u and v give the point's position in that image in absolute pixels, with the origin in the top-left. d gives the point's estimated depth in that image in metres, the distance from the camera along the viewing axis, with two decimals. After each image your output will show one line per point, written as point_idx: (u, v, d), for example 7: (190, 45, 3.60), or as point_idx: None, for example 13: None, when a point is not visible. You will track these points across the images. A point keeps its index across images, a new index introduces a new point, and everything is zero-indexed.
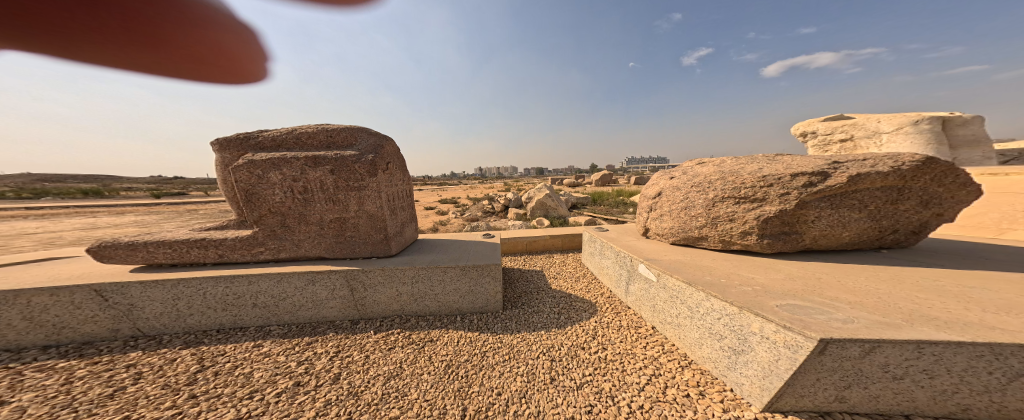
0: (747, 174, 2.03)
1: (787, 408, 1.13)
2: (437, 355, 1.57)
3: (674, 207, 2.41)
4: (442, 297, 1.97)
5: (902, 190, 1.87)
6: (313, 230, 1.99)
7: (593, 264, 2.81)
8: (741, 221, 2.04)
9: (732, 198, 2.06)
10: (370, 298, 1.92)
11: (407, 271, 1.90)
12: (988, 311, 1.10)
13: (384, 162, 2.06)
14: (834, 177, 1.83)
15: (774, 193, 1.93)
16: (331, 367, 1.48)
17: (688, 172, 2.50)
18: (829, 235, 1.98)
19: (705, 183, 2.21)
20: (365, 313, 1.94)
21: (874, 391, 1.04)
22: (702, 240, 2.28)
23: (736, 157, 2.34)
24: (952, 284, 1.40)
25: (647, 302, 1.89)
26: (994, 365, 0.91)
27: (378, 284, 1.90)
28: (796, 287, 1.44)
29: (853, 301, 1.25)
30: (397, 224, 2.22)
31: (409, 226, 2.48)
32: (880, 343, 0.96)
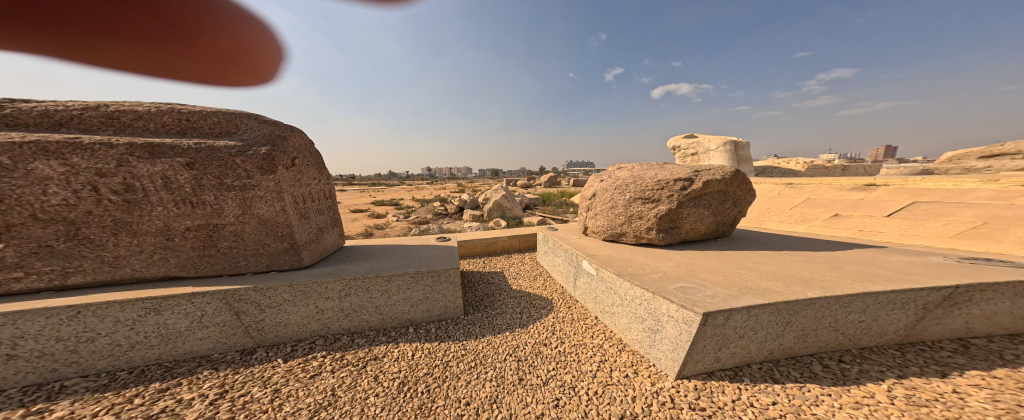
0: (649, 179, 2.50)
1: (689, 373, 1.42)
2: (386, 373, 1.42)
3: (604, 207, 2.81)
4: (384, 309, 1.77)
5: (727, 193, 2.58)
6: (155, 241, 1.50)
7: (546, 263, 3.00)
8: (646, 218, 2.50)
9: (639, 199, 2.52)
10: (275, 320, 1.58)
11: (334, 284, 1.64)
12: (798, 279, 1.59)
13: (287, 157, 1.70)
14: (696, 182, 2.41)
15: (665, 195, 2.42)
16: (214, 413, 1.15)
17: (612, 176, 2.93)
18: (696, 227, 2.60)
19: (624, 185, 2.64)
20: (263, 340, 1.59)
21: (732, 348, 1.40)
22: (623, 235, 2.69)
23: (642, 165, 2.85)
24: (788, 259, 1.99)
25: (590, 294, 2.12)
26: (793, 314, 1.35)
27: (284, 303, 1.58)
28: (695, 273, 1.82)
29: (723, 281, 1.65)
30: (310, 229, 1.89)
31: (329, 233, 2.14)
32: (730, 312, 1.29)
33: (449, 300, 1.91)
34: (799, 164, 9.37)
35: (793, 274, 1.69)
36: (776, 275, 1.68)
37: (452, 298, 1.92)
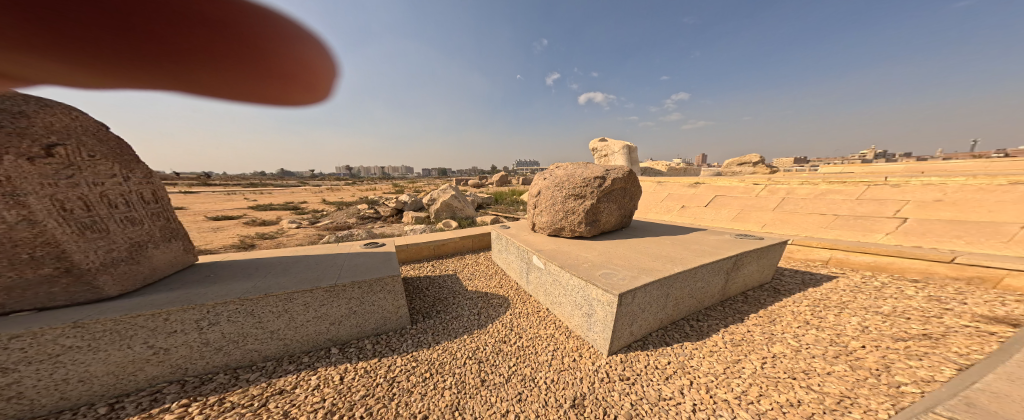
0: (577, 177, 2.71)
1: (617, 349, 1.54)
2: (304, 405, 1.22)
3: (541, 202, 2.96)
4: (279, 335, 1.46)
5: (631, 190, 3.01)
6: None
7: (494, 261, 2.98)
8: (576, 213, 2.70)
9: (569, 194, 2.71)
10: (53, 377, 1.09)
11: (193, 313, 1.26)
12: (699, 255, 1.87)
13: (35, 142, 1.17)
14: (610, 180, 2.72)
15: (589, 191, 2.66)
16: None
17: (551, 174, 3.07)
18: (613, 220, 2.94)
19: (557, 181, 2.83)
20: (43, 406, 1.10)
21: (641, 320, 1.59)
22: (562, 230, 2.81)
23: (570, 164, 3.08)
24: (697, 237, 2.33)
25: (542, 288, 2.10)
26: (672, 287, 1.66)
27: (81, 349, 1.11)
28: (626, 257, 2.00)
29: (645, 263, 1.81)
30: (117, 247, 1.36)
31: (165, 251, 1.61)
32: (635, 289, 1.46)
33: (383, 313, 1.70)
34: (661, 165, 11.88)
35: (663, 253, 1.96)
36: (660, 255, 1.95)
37: (387, 310, 1.71)
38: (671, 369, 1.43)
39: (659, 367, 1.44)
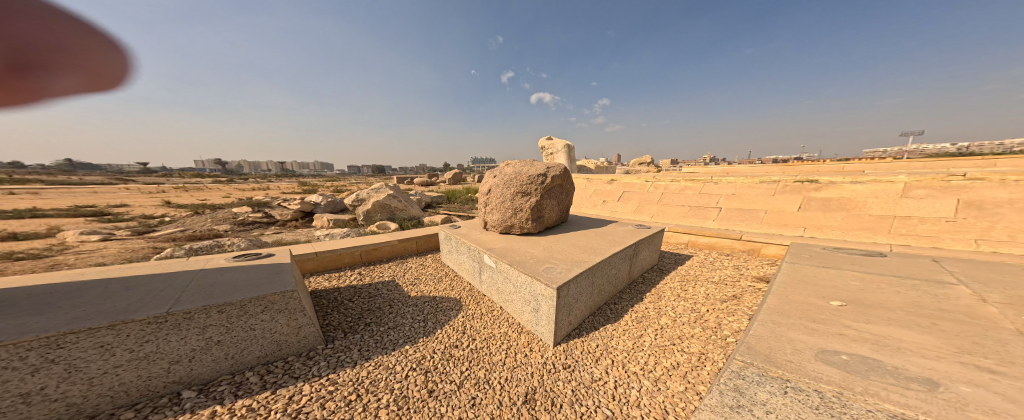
0: (523, 174, 2.79)
1: (560, 338, 1.62)
2: None
3: (489, 200, 2.97)
4: (39, 398, 0.98)
5: (568, 186, 3.28)
6: None
7: (445, 263, 2.86)
8: (524, 210, 2.79)
9: (516, 191, 2.77)
10: None
11: None
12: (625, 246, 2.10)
13: None
14: (554, 177, 2.90)
15: (535, 188, 2.77)
16: None
17: (497, 172, 3.09)
18: (556, 215, 3.15)
19: (502, 178, 2.87)
20: None
21: (575, 308, 1.71)
22: (511, 227, 2.87)
23: (514, 161, 3.16)
24: (627, 228, 2.60)
25: (494, 287, 2.08)
26: (597, 275, 1.84)
27: None
28: (568, 250, 2.11)
29: (582, 256, 1.96)
30: None
31: None
32: (567, 283, 1.56)
33: (258, 342, 1.38)
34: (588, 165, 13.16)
35: (589, 245, 2.15)
36: (585, 247, 2.14)
37: (264, 339, 1.39)
38: (604, 353, 1.53)
39: (593, 352, 1.54)
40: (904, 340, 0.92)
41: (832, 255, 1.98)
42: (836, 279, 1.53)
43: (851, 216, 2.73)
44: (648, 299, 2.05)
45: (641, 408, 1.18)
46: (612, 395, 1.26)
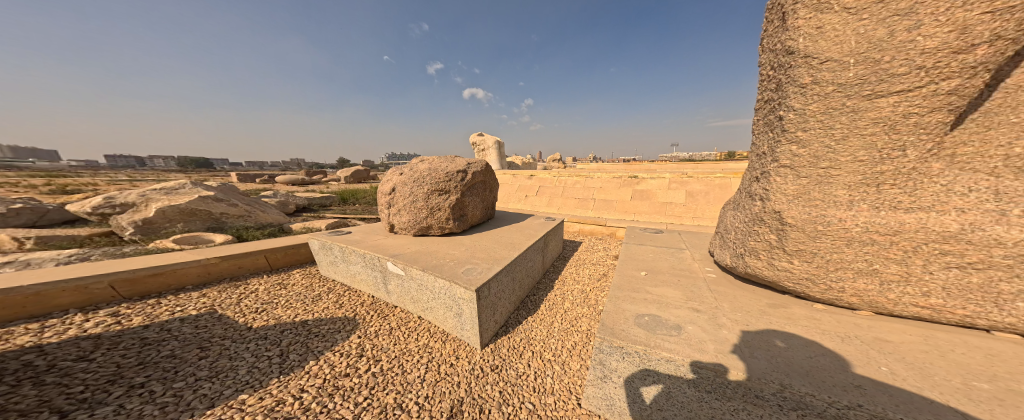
0: (439, 171, 2.70)
1: (487, 339, 1.67)
2: None
3: (401, 200, 2.75)
4: None
5: (491, 183, 3.30)
6: None
7: (337, 276, 2.50)
8: (442, 209, 2.72)
9: (433, 190, 2.67)
10: None
11: None
12: (539, 239, 2.27)
13: None
14: (473, 174, 2.89)
15: (453, 186, 2.72)
16: None
17: (410, 168, 2.91)
18: (479, 213, 3.16)
19: (416, 176, 2.71)
20: None
21: (498, 306, 1.77)
22: (429, 228, 2.78)
23: (434, 157, 3.06)
24: (539, 221, 2.83)
25: (406, 296, 1.99)
26: (514, 270, 1.93)
27: None
28: (488, 249, 2.18)
29: (501, 253, 2.04)
30: None
31: None
32: (485, 284, 1.60)
33: None
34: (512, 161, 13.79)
35: (510, 241, 2.27)
36: (509, 242, 2.24)
37: None
38: (526, 347, 1.63)
39: (516, 348, 1.62)
40: (685, 299, 1.42)
41: (642, 235, 2.58)
42: (647, 256, 2.02)
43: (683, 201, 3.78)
44: (557, 286, 2.27)
45: (556, 396, 1.30)
46: (533, 387, 1.36)
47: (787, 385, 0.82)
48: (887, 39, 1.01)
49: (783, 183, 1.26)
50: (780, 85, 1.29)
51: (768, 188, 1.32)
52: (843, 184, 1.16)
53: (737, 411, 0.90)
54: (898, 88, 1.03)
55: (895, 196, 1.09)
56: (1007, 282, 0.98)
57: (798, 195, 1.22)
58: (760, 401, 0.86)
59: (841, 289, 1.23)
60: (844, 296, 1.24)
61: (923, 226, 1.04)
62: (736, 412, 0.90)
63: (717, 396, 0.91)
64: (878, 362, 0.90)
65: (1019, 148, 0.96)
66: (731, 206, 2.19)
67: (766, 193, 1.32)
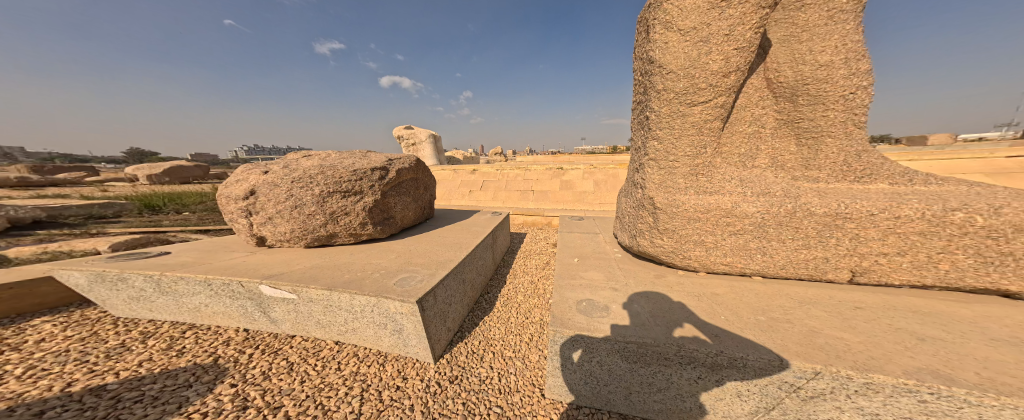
0: (342, 169, 2.34)
1: (443, 351, 1.63)
2: None
3: (290, 207, 2.27)
4: None
5: (419, 179, 3.07)
6: None
7: (180, 316, 2.17)
8: (353, 213, 2.42)
9: (338, 193, 2.31)
10: None
11: None
12: (481, 235, 2.28)
13: None
14: (391, 171, 2.64)
15: (365, 186, 2.43)
16: None
17: (290, 165, 2.45)
18: (408, 214, 2.94)
19: (308, 178, 2.27)
20: None
21: (451, 314, 1.76)
22: (333, 236, 2.45)
23: (338, 153, 2.69)
24: (484, 217, 2.85)
25: (304, 321, 1.98)
26: (465, 275, 1.93)
27: None
28: (428, 255, 2.15)
29: (443, 258, 2.01)
30: None
31: None
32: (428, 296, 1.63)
33: None
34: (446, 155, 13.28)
35: (454, 241, 2.21)
36: (452, 242, 2.19)
37: None
38: (486, 349, 1.65)
39: (477, 352, 1.63)
40: (608, 279, 1.69)
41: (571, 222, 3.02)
42: (577, 241, 2.31)
43: (595, 188, 4.50)
44: (508, 280, 2.37)
45: (522, 394, 1.36)
46: (499, 389, 1.40)
47: (683, 344, 1.08)
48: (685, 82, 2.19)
49: (653, 172, 2.30)
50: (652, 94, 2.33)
51: (645, 177, 2.35)
52: (679, 174, 2.25)
53: (657, 373, 1.13)
54: (692, 111, 2.19)
55: (698, 184, 2.20)
56: (751, 240, 1.90)
57: (659, 182, 2.23)
58: (668, 361, 1.11)
59: (688, 257, 2.04)
60: (686, 256, 2.04)
61: (716, 205, 1.91)
62: (655, 374, 1.13)
63: (641, 364, 1.15)
64: (741, 322, 1.27)
65: (721, 159, 2.37)
66: (622, 194, 2.67)
67: (644, 184, 2.31)
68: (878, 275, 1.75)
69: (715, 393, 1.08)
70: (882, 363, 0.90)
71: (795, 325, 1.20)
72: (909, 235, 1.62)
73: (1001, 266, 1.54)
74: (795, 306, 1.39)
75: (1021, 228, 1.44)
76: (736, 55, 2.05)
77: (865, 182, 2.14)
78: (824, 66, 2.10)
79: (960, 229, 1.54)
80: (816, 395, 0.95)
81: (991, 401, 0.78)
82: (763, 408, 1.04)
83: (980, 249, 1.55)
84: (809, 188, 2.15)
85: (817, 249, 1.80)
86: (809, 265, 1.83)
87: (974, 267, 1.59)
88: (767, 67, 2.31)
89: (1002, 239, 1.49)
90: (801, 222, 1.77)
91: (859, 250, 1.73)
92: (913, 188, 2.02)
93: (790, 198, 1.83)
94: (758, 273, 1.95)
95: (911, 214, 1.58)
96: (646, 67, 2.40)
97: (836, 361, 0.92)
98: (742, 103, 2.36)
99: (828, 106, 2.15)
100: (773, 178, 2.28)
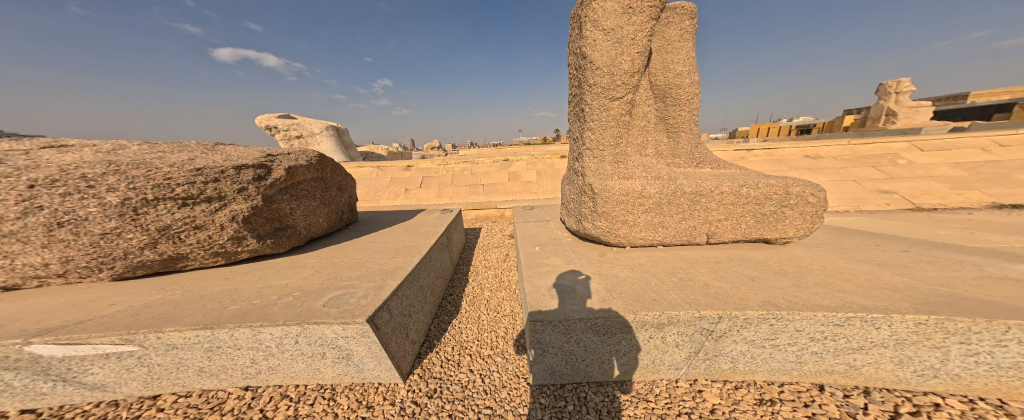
0: (167, 166, 1.57)
1: (408, 367, 1.52)
2: None
3: (47, 227, 1.38)
4: None
5: (325, 180, 2.44)
6: None
7: None
8: (212, 227, 1.70)
9: (170, 200, 1.56)
10: None
11: None
12: (423, 237, 2.10)
13: None
14: (275, 170, 1.99)
15: (228, 189, 1.73)
16: None
17: (25, 158, 1.46)
18: (314, 222, 2.30)
19: (84, 181, 1.41)
20: None
21: (410, 325, 1.62)
22: (179, 260, 1.70)
23: (153, 146, 1.79)
24: (430, 216, 2.66)
25: (168, 373, 1.55)
26: (421, 281, 1.78)
27: None
28: (354, 265, 1.82)
29: (377, 267, 1.75)
30: None
31: None
32: (381, 309, 1.44)
33: None
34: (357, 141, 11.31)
35: (398, 246, 1.97)
36: (395, 247, 1.95)
37: None
38: (461, 353, 1.67)
39: (452, 358, 1.63)
40: (568, 262, 1.88)
41: (524, 213, 3.34)
42: (535, 231, 2.48)
43: (539, 178, 4.87)
44: (472, 277, 2.50)
45: (508, 388, 1.45)
46: (485, 390, 1.43)
47: (638, 312, 1.35)
48: (612, 74, 2.38)
49: (589, 160, 2.59)
50: (583, 83, 2.51)
51: (583, 166, 2.63)
52: (606, 162, 2.59)
53: (621, 340, 1.40)
54: (612, 106, 2.49)
55: (617, 170, 2.62)
56: (655, 217, 2.46)
57: (594, 170, 2.56)
58: (628, 328, 1.38)
59: (619, 235, 2.47)
60: (610, 230, 2.47)
61: (632, 190, 2.35)
62: (620, 341, 1.40)
63: (609, 335, 1.38)
64: (665, 284, 1.78)
65: (635, 148, 2.88)
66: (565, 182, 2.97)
67: (584, 172, 2.59)
68: (719, 236, 2.60)
69: (662, 347, 1.43)
70: (749, 305, 1.43)
71: (694, 282, 1.83)
72: (729, 205, 2.46)
73: (765, 223, 2.57)
74: (688, 266, 2.03)
75: (767, 196, 2.45)
76: (638, 58, 2.39)
77: (700, 166, 3.09)
78: (679, 74, 2.83)
79: (746, 198, 2.44)
80: (722, 334, 1.40)
81: (796, 315, 1.34)
82: (692, 352, 1.45)
83: (755, 214, 2.51)
84: (678, 172, 2.92)
85: (689, 220, 2.51)
86: (687, 234, 2.56)
87: (755, 224, 2.57)
88: (650, 71, 2.85)
89: (761, 204, 2.48)
90: (679, 199, 2.41)
91: (709, 219, 2.52)
92: (722, 169, 3.05)
93: (674, 182, 2.43)
94: (660, 242, 2.58)
95: (726, 190, 2.40)
96: (577, 62, 2.56)
97: (728, 307, 1.38)
98: (637, 101, 2.86)
99: (682, 107, 2.93)
100: (658, 164, 2.95)
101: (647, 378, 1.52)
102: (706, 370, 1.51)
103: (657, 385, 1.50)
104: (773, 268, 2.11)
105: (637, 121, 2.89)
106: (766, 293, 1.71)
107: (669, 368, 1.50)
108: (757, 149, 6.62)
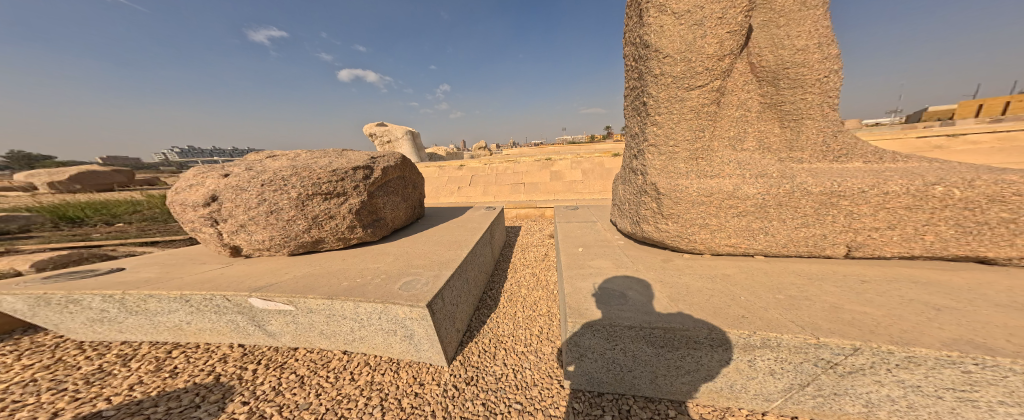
0: (319, 170, 2.20)
1: (455, 353, 1.62)
2: None
3: (264, 214, 2.15)
4: None
5: (405, 178, 2.98)
6: None
7: (154, 336, 2.36)
8: (338, 216, 2.32)
9: (319, 196, 2.20)
10: None
11: None
12: (475, 232, 2.29)
13: None
14: (375, 171, 2.53)
15: (348, 187, 2.31)
16: None
17: (256, 167, 2.31)
18: (396, 215, 2.85)
19: (281, 180, 2.12)
20: None
21: (458, 313, 1.75)
22: (320, 242, 2.37)
23: (311, 155, 2.58)
24: (478, 213, 2.85)
25: (305, 331, 2.13)
26: (467, 271, 1.93)
27: None
28: (421, 254, 2.11)
29: (440, 258, 1.97)
30: None
31: None
32: (437, 294, 1.60)
33: None
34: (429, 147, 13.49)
35: (455, 239, 2.19)
36: (454, 241, 2.18)
37: None
38: (498, 346, 1.69)
39: (489, 350, 1.66)
40: (619, 266, 1.68)
41: (567, 213, 3.19)
42: (579, 232, 2.34)
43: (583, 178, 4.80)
44: (513, 274, 2.53)
45: (540, 387, 1.38)
46: (518, 385, 1.41)
47: (713, 325, 1.05)
48: (688, 59, 2.12)
49: (654, 158, 2.31)
50: (646, 73, 2.30)
51: (645, 164, 2.35)
52: (681, 161, 2.26)
53: (686, 356, 1.13)
54: (690, 96, 2.20)
55: (698, 170, 2.22)
56: (753, 221, 1.93)
57: (661, 168, 2.25)
58: (698, 344, 1.09)
59: (693, 240, 2.06)
60: (682, 235, 2.09)
61: (720, 189, 1.91)
62: (684, 358, 1.13)
63: (669, 348, 1.13)
64: (760, 299, 1.35)
65: (722, 141, 2.38)
66: (619, 181, 2.81)
67: (646, 169, 2.31)
68: (872, 249, 1.81)
69: (748, 373, 1.10)
70: (922, 339, 0.92)
71: (815, 302, 1.31)
72: (897, 209, 1.68)
73: (978, 236, 1.63)
74: (804, 282, 1.49)
75: (994, 199, 1.52)
76: (729, 38, 2.08)
77: (842, 162, 2.27)
78: (801, 51, 2.22)
79: (942, 202, 1.60)
80: (855, 370, 0.96)
81: None
82: (796, 385, 1.06)
83: (959, 220, 1.62)
84: (799, 168, 2.23)
85: (814, 227, 1.85)
86: (808, 243, 1.89)
87: (955, 237, 1.66)
88: (750, 52, 2.36)
89: (978, 210, 1.56)
90: (799, 200, 1.81)
91: (853, 226, 1.78)
92: (884, 165, 2.16)
93: (785, 180, 1.85)
94: (759, 252, 2.02)
95: (898, 189, 1.64)
96: (638, 52, 2.38)
97: (873, 336, 0.94)
98: (730, 88, 2.39)
99: (809, 89, 2.25)
100: (763, 160, 2.36)
101: (719, 403, 1.21)
102: (816, 409, 1.09)
103: (733, 414, 1.17)
104: (988, 296, 1.28)
105: (724, 108, 2.40)
106: (955, 322, 1.08)
107: (756, 398, 1.15)
108: (972, 133, 4.29)
